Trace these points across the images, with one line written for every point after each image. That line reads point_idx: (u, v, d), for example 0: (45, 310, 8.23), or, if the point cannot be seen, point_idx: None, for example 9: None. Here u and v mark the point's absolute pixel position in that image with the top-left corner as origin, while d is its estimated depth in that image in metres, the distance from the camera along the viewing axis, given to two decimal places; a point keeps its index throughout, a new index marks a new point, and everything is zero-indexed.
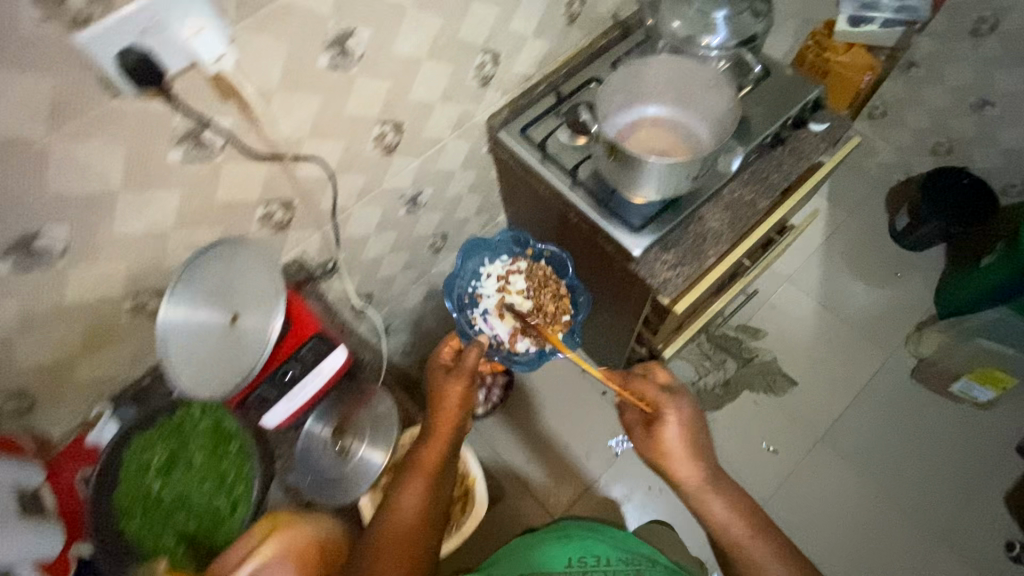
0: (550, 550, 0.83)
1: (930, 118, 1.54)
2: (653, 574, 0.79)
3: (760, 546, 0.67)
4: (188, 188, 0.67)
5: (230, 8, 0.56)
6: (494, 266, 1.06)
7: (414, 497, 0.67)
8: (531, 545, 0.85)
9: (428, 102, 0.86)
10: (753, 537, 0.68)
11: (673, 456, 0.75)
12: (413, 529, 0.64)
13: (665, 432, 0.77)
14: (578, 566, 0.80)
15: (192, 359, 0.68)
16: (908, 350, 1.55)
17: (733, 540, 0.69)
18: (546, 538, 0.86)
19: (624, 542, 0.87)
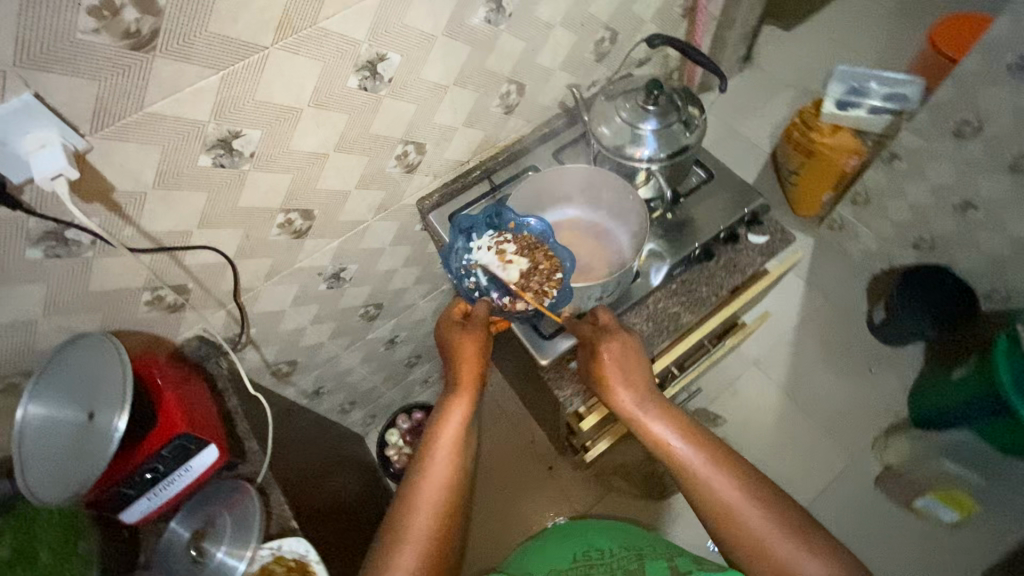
0: (557, 554, 0.83)
1: (912, 211, 1.46)
2: (654, 558, 0.75)
3: (754, 516, 0.61)
4: (53, 281, 0.65)
5: (83, 121, 0.55)
6: (480, 239, 0.82)
7: (442, 462, 0.67)
8: (543, 551, 0.85)
9: (342, 190, 0.84)
10: (748, 498, 0.62)
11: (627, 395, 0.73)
12: (438, 501, 0.64)
13: (617, 392, 0.74)
14: (582, 561, 0.79)
15: (46, 460, 0.66)
16: (873, 454, 1.46)
17: (722, 499, 0.63)
18: (559, 543, 0.86)
19: (633, 536, 0.84)
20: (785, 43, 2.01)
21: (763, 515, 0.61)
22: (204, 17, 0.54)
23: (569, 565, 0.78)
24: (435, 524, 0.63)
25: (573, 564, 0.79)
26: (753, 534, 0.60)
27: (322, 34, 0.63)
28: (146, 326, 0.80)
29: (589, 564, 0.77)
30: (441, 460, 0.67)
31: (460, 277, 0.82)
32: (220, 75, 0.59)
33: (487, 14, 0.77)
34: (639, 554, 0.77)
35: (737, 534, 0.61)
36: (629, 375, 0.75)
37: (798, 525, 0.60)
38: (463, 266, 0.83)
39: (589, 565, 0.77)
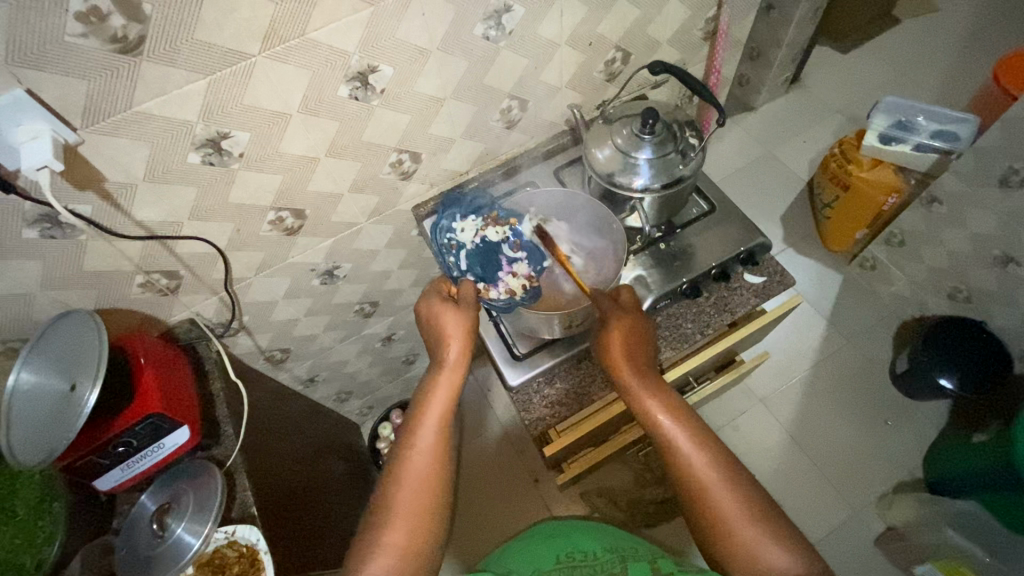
0: (538, 553, 0.78)
1: (949, 258, 1.36)
2: (637, 560, 0.71)
3: (727, 500, 0.59)
4: (48, 259, 0.70)
5: (74, 117, 0.58)
6: (465, 221, 0.86)
7: (429, 433, 0.68)
8: (523, 548, 0.80)
9: (333, 193, 0.86)
10: (724, 483, 0.60)
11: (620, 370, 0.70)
12: (425, 471, 0.66)
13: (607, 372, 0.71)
14: (564, 561, 0.74)
15: (27, 425, 0.70)
16: (877, 512, 1.37)
17: (698, 479, 0.61)
18: (541, 540, 0.81)
19: (617, 538, 0.80)
20: (837, 66, 1.90)
21: (735, 500, 0.59)
22: (189, 26, 0.57)
23: (550, 566, 0.73)
24: (421, 493, 0.64)
25: (554, 565, 0.74)
26: (722, 515, 0.58)
27: (310, 45, 0.65)
28: (140, 306, 0.84)
29: (571, 565, 0.73)
30: (429, 431, 0.69)
31: (442, 253, 0.85)
32: (207, 81, 0.62)
33: (486, 30, 0.76)
34: (622, 556, 0.73)
35: (724, 523, 0.58)
36: (624, 353, 0.71)
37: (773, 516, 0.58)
38: (446, 242, 0.85)
39: (572, 566, 0.73)
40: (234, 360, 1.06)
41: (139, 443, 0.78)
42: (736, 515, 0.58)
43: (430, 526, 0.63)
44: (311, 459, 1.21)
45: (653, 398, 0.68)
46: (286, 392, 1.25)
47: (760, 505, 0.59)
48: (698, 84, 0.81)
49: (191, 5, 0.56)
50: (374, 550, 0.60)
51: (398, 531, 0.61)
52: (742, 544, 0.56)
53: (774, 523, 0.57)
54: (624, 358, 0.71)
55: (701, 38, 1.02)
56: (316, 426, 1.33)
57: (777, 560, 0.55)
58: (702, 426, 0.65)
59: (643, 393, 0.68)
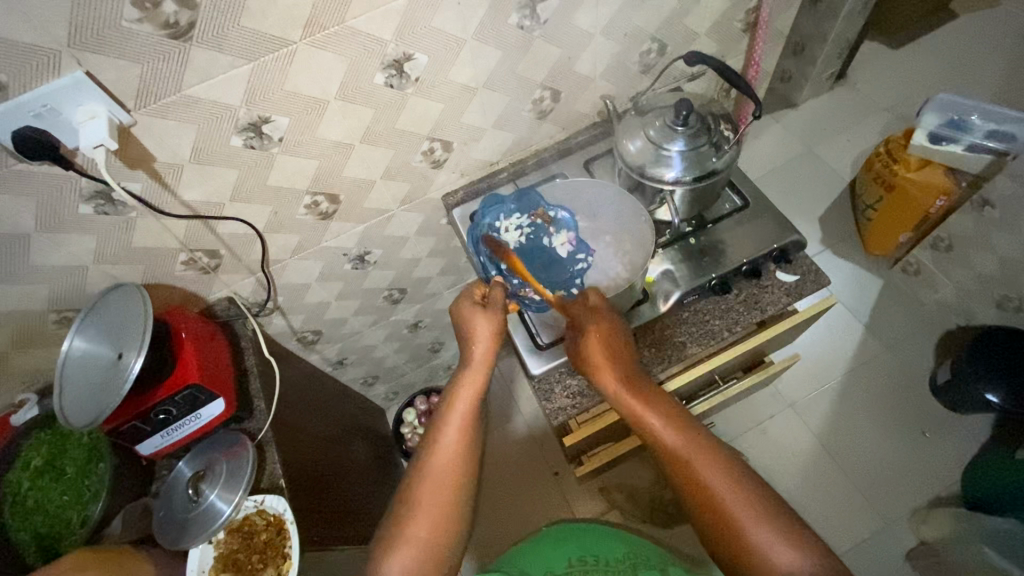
0: (549, 553, 0.82)
1: (1000, 266, 1.31)
2: (648, 566, 0.77)
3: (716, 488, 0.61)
4: (101, 234, 0.74)
5: (128, 99, 0.62)
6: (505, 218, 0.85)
7: (450, 435, 0.72)
8: (534, 547, 0.84)
9: (367, 179, 0.88)
10: (716, 473, 0.62)
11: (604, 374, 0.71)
12: (448, 470, 0.70)
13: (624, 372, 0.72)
14: (576, 565, 0.78)
15: (81, 389, 0.75)
16: (910, 526, 1.32)
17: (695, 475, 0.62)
18: (550, 541, 0.85)
19: (624, 539, 0.85)
20: (888, 62, 1.82)
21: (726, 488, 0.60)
22: (235, 12, 0.59)
23: (564, 569, 0.78)
24: (444, 492, 0.68)
25: (567, 567, 0.78)
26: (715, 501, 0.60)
27: (349, 33, 0.67)
28: (183, 282, 0.89)
29: (584, 568, 0.77)
30: (451, 433, 0.72)
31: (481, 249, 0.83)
32: (251, 66, 0.65)
33: (521, 20, 0.77)
34: (633, 563, 0.77)
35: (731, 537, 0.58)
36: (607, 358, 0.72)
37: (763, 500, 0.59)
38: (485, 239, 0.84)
39: (585, 569, 0.77)
40: (268, 340, 1.10)
41: (178, 412, 0.81)
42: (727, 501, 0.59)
43: (451, 522, 0.68)
44: (338, 439, 1.24)
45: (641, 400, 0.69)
46: (316, 373, 1.29)
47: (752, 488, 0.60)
48: (734, 76, 0.79)
49: None
50: (395, 543, 0.65)
51: (421, 525, 0.66)
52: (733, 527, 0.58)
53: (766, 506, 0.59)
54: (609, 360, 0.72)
55: (740, 31, 1.00)
56: (343, 408, 1.37)
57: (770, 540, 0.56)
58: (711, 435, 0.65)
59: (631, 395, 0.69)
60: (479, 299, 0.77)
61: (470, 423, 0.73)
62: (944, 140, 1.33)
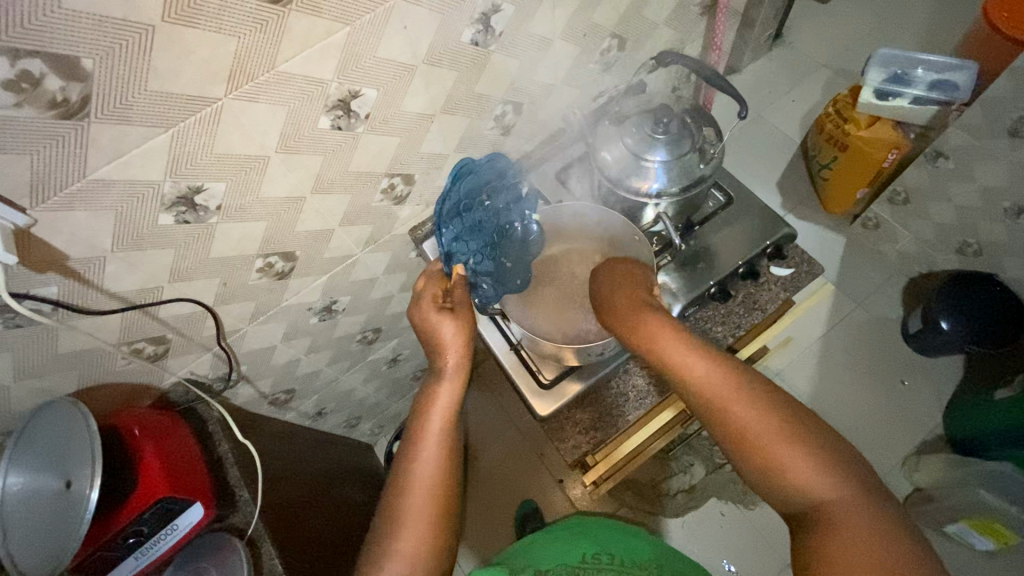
0: (565, 544, 0.76)
1: (956, 214, 1.33)
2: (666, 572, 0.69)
3: (755, 421, 0.54)
4: (19, 349, 0.63)
5: (21, 197, 0.50)
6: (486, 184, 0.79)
7: (431, 444, 0.66)
8: (550, 539, 0.78)
9: (323, 229, 0.78)
10: (755, 410, 0.55)
11: (640, 318, 0.64)
12: (433, 480, 0.65)
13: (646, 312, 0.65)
14: (590, 560, 0.71)
15: (29, 533, 0.64)
16: (903, 475, 1.37)
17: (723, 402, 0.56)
18: (568, 534, 0.79)
19: (644, 544, 0.77)
20: (822, 16, 1.81)
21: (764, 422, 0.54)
22: (141, 77, 0.49)
23: (576, 562, 0.71)
24: (431, 503, 0.64)
25: (580, 562, 0.71)
26: (759, 445, 0.53)
27: (283, 78, 0.57)
28: (128, 376, 0.77)
29: (598, 565, 0.70)
30: (433, 438, 0.66)
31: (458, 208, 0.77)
32: (170, 134, 0.54)
33: (474, 35, 0.68)
34: (653, 567, 0.70)
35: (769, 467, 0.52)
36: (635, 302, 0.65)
37: (806, 430, 0.53)
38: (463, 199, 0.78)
39: (598, 567, 0.70)
40: (237, 412, 0.99)
41: (150, 528, 0.72)
42: (767, 436, 0.53)
43: (440, 531, 0.63)
44: (331, 496, 1.15)
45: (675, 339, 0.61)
46: (295, 430, 1.19)
47: (794, 425, 0.54)
48: (710, 74, 0.79)
49: (142, 53, 0.47)
50: (382, 559, 0.61)
51: (411, 538, 0.61)
52: (771, 462, 0.52)
53: (810, 440, 0.53)
54: (638, 309, 0.65)
55: (698, 14, 0.95)
56: (328, 458, 1.27)
57: (814, 476, 0.51)
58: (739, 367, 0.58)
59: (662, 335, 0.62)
60: (443, 300, 0.71)
61: (450, 429, 0.68)
62: (891, 95, 1.32)
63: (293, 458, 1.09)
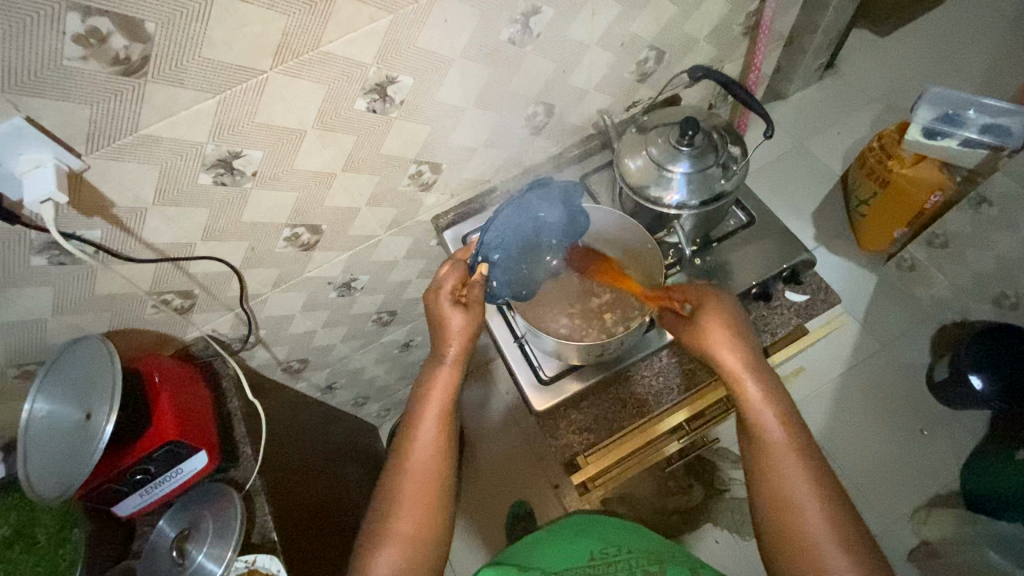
0: (570, 548, 0.75)
1: (996, 264, 1.31)
2: (677, 562, 0.70)
3: (806, 495, 0.57)
4: (60, 285, 0.68)
5: (78, 143, 0.55)
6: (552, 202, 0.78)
7: (430, 426, 0.69)
8: (553, 545, 0.77)
9: (350, 208, 0.81)
10: (807, 483, 0.58)
11: (723, 352, 0.66)
12: (428, 468, 0.67)
13: (719, 341, 0.67)
14: (598, 559, 0.71)
15: (47, 457, 0.69)
16: (911, 526, 1.30)
17: (779, 471, 0.59)
18: (573, 537, 0.78)
19: (651, 541, 0.77)
20: (878, 50, 1.77)
21: (812, 503, 0.57)
22: (196, 43, 0.53)
23: (585, 562, 0.71)
24: (426, 489, 0.66)
25: (590, 561, 0.71)
26: (797, 519, 0.56)
27: (325, 58, 0.60)
28: (155, 325, 0.82)
29: (606, 562, 0.70)
30: (429, 426, 0.69)
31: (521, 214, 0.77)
32: (217, 100, 0.58)
33: (512, 34, 0.71)
34: (659, 558, 0.71)
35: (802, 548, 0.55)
36: (728, 337, 0.67)
37: (850, 522, 0.56)
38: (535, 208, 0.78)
39: (610, 564, 0.70)
40: (252, 374, 1.04)
41: (157, 469, 0.76)
42: (812, 519, 0.56)
43: (435, 515, 0.66)
44: (328, 467, 1.18)
45: (757, 387, 0.64)
46: (305, 400, 1.23)
47: (841, 516, 0.56)
48: (742, 92, 0.79)
49: (198, 22, 0.51)
50: (383, 539, 0.63)
51: (404, 521, 0.64)
52: (806, 542, 0.55)
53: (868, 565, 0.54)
54: (730, 343, 0.66)
55: (740, 34, 0.95)
56: (332, 432, 1.30)
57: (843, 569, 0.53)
58: (805, 441, 0.61)
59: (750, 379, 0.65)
60: (461, 293, 0.72)
61: (446, 417, 0.71)
62: (941, 135, 1.29)
63: (298, 424, 1.12)
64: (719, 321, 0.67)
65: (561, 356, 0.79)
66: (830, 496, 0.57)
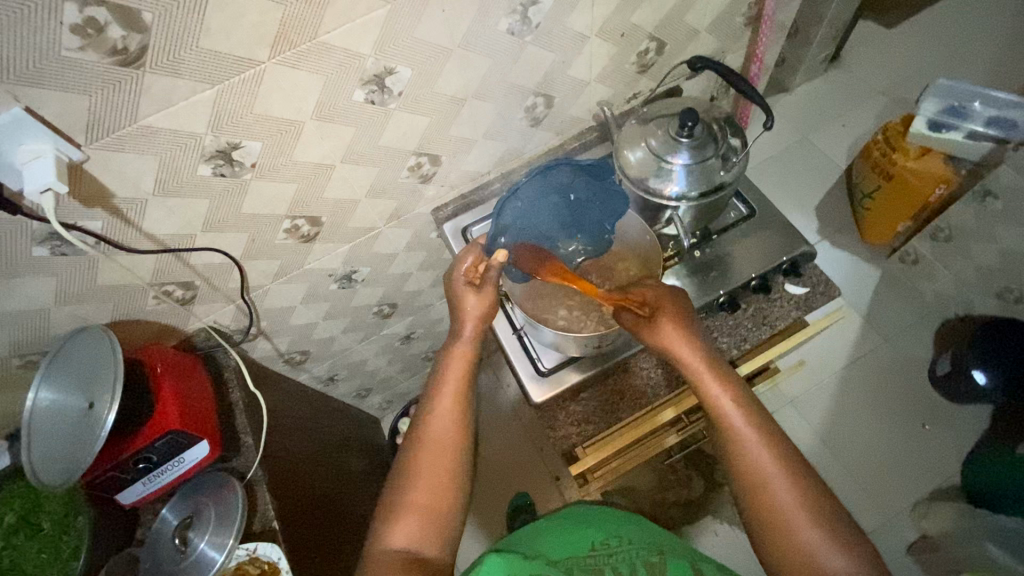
0: (571, 536, 0.75)
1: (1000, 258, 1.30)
2: (677, 556, 0.71)
3: (776, 480, 0.58)
4: (62, 275, 0.69)
5: (78, 133, 0.55)
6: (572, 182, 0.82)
7: (446, 403, 0.71)
8: (553, 532, 0.77)
9: (350, 200, 0.81)
10: (775, 467, 0.59)
11: (680, 351, 0.67)
12: (444, 440, 0.69)
13: (671, 338, 0.68)
14: (599, 549, 0.72)
15: (51, 445, 0.70)
16: (911, 520, 1.30)
17: (748, 458, 0.60)
18: (573, 525, 0.78)
19: (649, 531, 0.78)
20: (884, 41, 1.75)
21: (785, 488, 0.58)
22: (193, 34, 0.53)
23: (585, 553, 0.71)
24: (444, 459, 0.68)
25: (591, 552, 0.71)
26: (772, 504, 0.57)
27: (323, 49, 0.60)
28: (157, 316, 0.83)
29: (609, 552, 0.71)
30: (446, 401, 0.71)
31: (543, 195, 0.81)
32: (216, 91, 0.58)
33: (511, 25, 0.71)
34: (660, 549, 0.72)
35: (778, 530, 0.56)
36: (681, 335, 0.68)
37: (819, 496, 0.57)
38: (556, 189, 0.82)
39: (611, 556, 0.70)
40: (254, 365, 1.05)
41: (159, 458, 0.77)
42: (785, 501, 0.57)
43: (452, 487, 0.66)
44: (329, 458, 1.19)
45: (716, 382, 0.66)
46: (307, 392, 1.24)
47: (811, 493, 0.57)
48: (743, 84, 0.79)
49: (195, 12, 0.51)
50: (398, 512, 0.64)
51: (421, 492, 0.65)
52: (782, 524, 0.56)
53: (844, 536, 0.54)
54: (686, 342, 0.67)
55: (742, 25, 0.94)
56: (333, 422, 1.31)
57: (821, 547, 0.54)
58: (771, 426, 0.62)
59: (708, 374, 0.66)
60: (475, 277, 0.75)
61: (463, 392, 0.73)
62: (945, 128, 1.28)
63: (300, 416, 1.13)
64: (673, 320, 0.68)
65: (561, 348, 0.79)
66: (803, 483, 0.58)
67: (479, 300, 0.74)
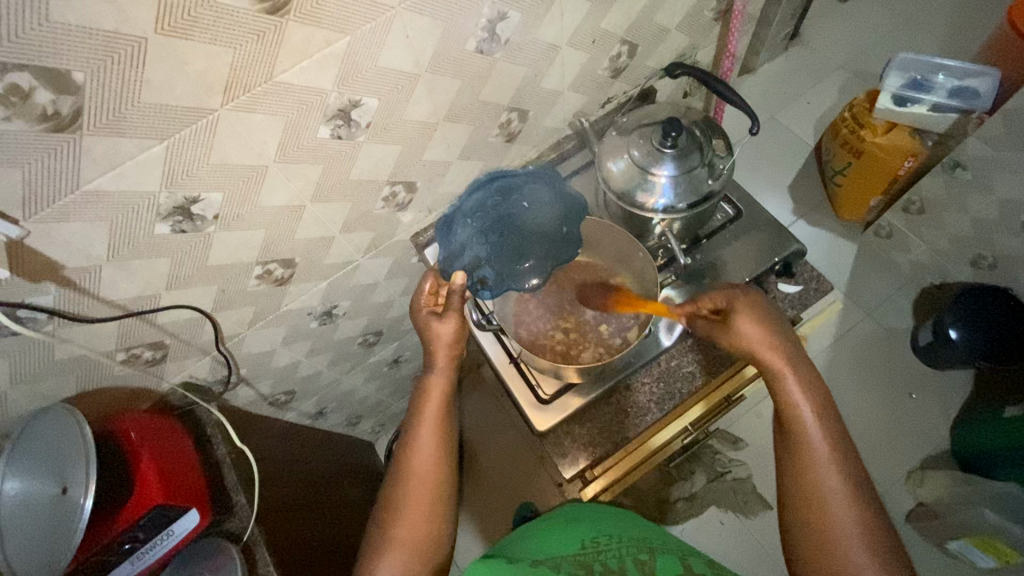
0: (559, 536, 0.70)
1: (973, 225, 1.27)
2: (667, 552, 0.66)
3: (839, 498, 0.59)
4: (15, 354, 0.63)
5: (13, 208, 0.50)
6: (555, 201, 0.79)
7: (427, 437, 0.68)
8: (545, 531, 0.72)
9: (323, 237, 0.77)
10: (841, 485, 0.59)
11: (764, 348, 0.67)
12: (427, 471, 0.66)
13: (750, 335, 0.67)
14: (590, 545, 0.67)
15: (23, 536, 0.64)
16: (907, 489, 1.34)
17: (816, 468, 0.61)
18: (562, 521, 0.72)
19: (642, 528, 0.73)
20: (842, 15, 1.75)
21: (846, 508, 0.58)
22: (133, 88, 0.47)
23: (575, 550, 0.66)
24: (428, 494, 0.65)
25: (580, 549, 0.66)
26: (829, 516, 0.58)
27: (281, 88, 0.55)
28: (125, 380, 0.77)
29: (597, 549, 0.65)
30: (429, 429, 0.69)
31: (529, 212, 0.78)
32: (164, 146, 0.53)
33: (480, 43, 0.67)
34: (650, 547, 0.67)
35: (827, 542, 0.57)
36: (763, 332, 0.67)
37: (877, 525, 0.58)
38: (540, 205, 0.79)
39: (600, 553, 0.65)
40: (238, 413, 0.99)
41: (147, 534, 0.72)
42: (844, 522, 0.57)
43: (435, 521, 0.64)
44: (328, 494, 1.14)
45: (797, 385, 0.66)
46: (295, 430, 1.19)
47: (871, 518, 0.58)
48: (721, 87, 0.77)
49: (133, 65, 0.46)
50: (380, 549, 0.62)
51: (403, 528, 0.63)
52: (833, 538, 0.57)
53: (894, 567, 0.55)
54: (767, 341, 0.67)
55: (712, 19, 0.92)
56: (327, 456, 1.26)
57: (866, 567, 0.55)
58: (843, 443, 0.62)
59: (791, 375, 0.66)
60: (436, 302, 0.73)
61: (445, 421, 0.70)
62: (910, 101, 1.27)
63: (291, 457, 1.08)
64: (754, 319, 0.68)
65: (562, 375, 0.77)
66: (863, 507, 0.58)
67: (448, 327, 0.71)
